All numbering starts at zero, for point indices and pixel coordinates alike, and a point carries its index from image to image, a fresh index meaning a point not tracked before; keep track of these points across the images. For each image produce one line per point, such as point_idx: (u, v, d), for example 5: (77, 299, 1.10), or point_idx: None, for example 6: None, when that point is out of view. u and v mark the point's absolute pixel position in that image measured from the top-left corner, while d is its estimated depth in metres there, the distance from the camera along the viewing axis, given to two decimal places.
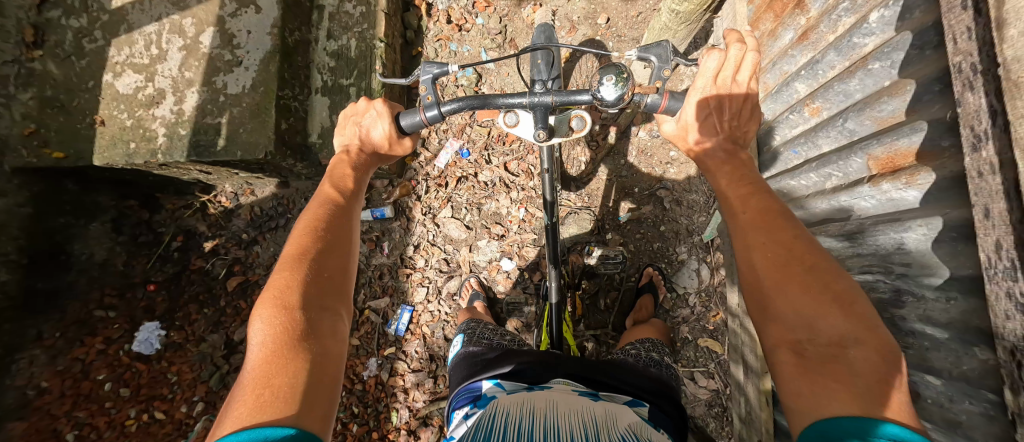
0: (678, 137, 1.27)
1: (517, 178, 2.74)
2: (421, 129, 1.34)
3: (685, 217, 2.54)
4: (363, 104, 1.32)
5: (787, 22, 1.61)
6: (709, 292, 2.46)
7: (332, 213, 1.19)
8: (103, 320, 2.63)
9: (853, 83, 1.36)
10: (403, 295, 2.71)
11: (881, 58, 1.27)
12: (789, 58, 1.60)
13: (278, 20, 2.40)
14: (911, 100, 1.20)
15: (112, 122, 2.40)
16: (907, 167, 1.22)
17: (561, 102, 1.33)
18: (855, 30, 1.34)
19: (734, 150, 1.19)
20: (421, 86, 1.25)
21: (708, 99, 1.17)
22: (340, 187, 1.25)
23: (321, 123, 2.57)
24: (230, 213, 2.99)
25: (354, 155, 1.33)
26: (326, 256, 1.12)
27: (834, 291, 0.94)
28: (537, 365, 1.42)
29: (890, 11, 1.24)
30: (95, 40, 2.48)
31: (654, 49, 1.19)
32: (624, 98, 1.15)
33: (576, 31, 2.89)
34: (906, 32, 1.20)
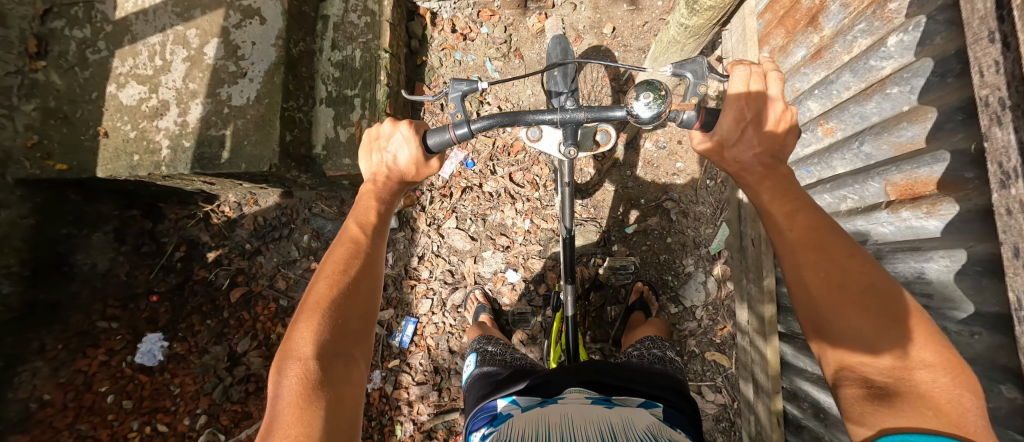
0: (713, 154, 1.21)
1: (522, 188, 2.72)
2: (449, 147, 1.29)
3: (691, 229, 2.52)
4: (388, 127, 1.28)
5: (798, 39, 1.62)
6: (715, 305, 2.43)
7: (351, 253, 1.19)
8: (105, 331, 2.62)
9: (870, 106, 1.37)
10: (408, 307, 2.69)
11: (900, 83, 1.27)
12: (802, 76, 1.62)
13: (282, 30, 2.38)
14: (930, 128, 1.21)
15: (116, 133, 2.39)
16: (927, 197, 1.24)
17: (593, 118, 1.31)
18: (873, 53, 1.34)
19: (774, 165, 1.14)
20: (450, 104, 1.25)
21: (743, 113, 1.12)
22: (363, 223, 1.25)
23: (326, 134, 2.55)
24: (234, 223, 2.97)
25: (383, 184, 1.33)
26: (345, 299, 1.13)
27: (894, 314, 0.93)
28: (551, 380, 1.39)
29: (910, 36, 1.24)
30: (99, 51, 2.46)
31: (688, 65, 1.14)
32: (661, 116, 1.12)
33: (582, 41, 2.86)
34: (926, 59, 1.20)
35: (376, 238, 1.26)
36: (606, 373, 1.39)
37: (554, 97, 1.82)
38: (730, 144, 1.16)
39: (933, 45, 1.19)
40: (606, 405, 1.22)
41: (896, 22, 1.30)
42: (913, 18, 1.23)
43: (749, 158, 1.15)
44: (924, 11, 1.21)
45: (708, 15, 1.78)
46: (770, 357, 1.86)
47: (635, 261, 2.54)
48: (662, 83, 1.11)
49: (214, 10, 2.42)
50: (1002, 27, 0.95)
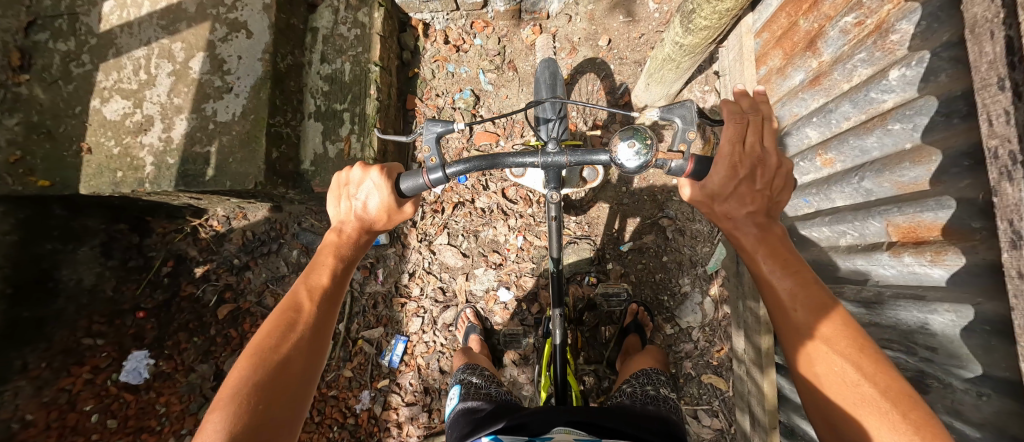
0: (703, 204, 1.24)
1: (515, 204, 2.66)
2: (422, 191, 1.34)
3: (688, 247, 2.46)
4: (358, 173, 1.34)
5: (797, 63, 1.56)
6: (713, 326, 2.37)
7: (287, 325, 1.20)
8: (90, 348, 2.57)
9: (871, 140, 1.32)
10: (398, 325, 2.64)
11: (903, 120, 1.22)
12: (800, 102, 1.57)
13: (269, 45, 2.32)
14: (936, 169, 1.15)
15: (99, 149, 2.34)
16: (932, 243, 1.19)
17: (575, 162, 1.33)
18: (874, 85, 1.29)
19: (768, 226, 1.17)
20: (425, 146, 1.30)
21: (736, 168, 1.15)
22: (311, 289, 1.27)
23: (314, 150, 2.50)
24: (222, 237, 2.92)
25: (346, 236, 1.36)
26: (270, 381, 1.11)
27: (909, 419, 0.89)
28: (538, 420, 1.30)
29: (912, 71, 1.19)
30: (83, 64, 2.42)
31: (677, 110, 1.17)
32: (648, 164, 1.14)
33: (577, 53, 2.80)
34: (930, 97, 1.15)
35: (322, 308, 1.26)
36: (596, 414, 1.31)
37: (543, 124, 1.92)
38: (720, 198, 1.19)
39: (937, 82, 1.14)
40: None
41: (898, 54, 1.25)
42: (917, 52, 1.18)
43: (742, 216, 1.17)
44: (927, 47, 1.15)
45: (703, 34, 1.72)
46: (767, 391, 1.80)
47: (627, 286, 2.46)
48: (647, 131, 1.13)
49: (200, 23, 2.36)
50: (1013, 74, 0.89)
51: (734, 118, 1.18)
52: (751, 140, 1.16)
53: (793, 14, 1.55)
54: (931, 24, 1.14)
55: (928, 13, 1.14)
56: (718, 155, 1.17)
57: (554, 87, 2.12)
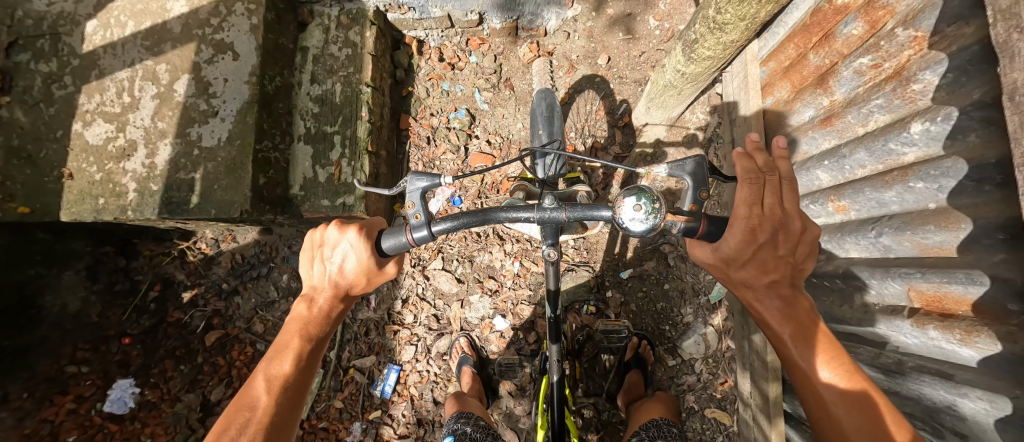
0: (717, 268, 1.18)
1: (511, 229, 2.58)
2: (405, 250, 1.26)
3: (690, 275, 2.37)
4: (334, 234, 1.26)
5: (806, 99, 1.54)
6: (716, 358, 2.28)
7: (240, 427, 1.18)
8: (75, 377, 2.48)
9: (890, 194, 1.29)
10: (391, 353, 2.56)
11: (926, 179, 1.19)
12: (810, 140, 1.54)
13: (256, 67, 2.25)
14: (964, 237, 1.13)
15: (81, 175, 2.26)
16: (962, 320, 1.16)
17: (574, 217, 1.27)
18: (894, 136, 1.25)
19: (790, 296, 1.14)
20: (409, 202, 1.20)
21: (755, 232, 1.08)
22: (270, 380, 1.25)
23: (304, 174, 2.42)
24: (211, 261, 2.85)
25: (316, 309, 1.31)
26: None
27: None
28: None
29: (938, 127, 1.15)
30: (65, 86, 2.34)
31: (686, 167, 1.14)
32: (655, 227, 1.07)
33: (576, 71, 2.72)
34: (960, 160, 1.11)
35: (280, 400, 1.24)
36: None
37: (540, 159, 1.80)
38: (736, 264, 1.13)
39: (967, 141, 1.11)
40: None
41: (918, 104, 1.21)
42: (942, 106, 1.14)
43: (762, 287, 1.13)
44: (954, 103, 1.12)
45: (706, 64, 1.64)
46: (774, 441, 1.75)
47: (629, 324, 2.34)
48: (654, 191, 1.07)
49: (185, 44, 2.28)
50: None
51: (752, 178, 1.11)
52: (770, 201, 1.10)
53: (803, 46, 1.54)
54: (957, 78, 1.11)
55: (954, 66, 1.11)
56: (732, 218, 1.10)
57: (552, 119, 1.99)
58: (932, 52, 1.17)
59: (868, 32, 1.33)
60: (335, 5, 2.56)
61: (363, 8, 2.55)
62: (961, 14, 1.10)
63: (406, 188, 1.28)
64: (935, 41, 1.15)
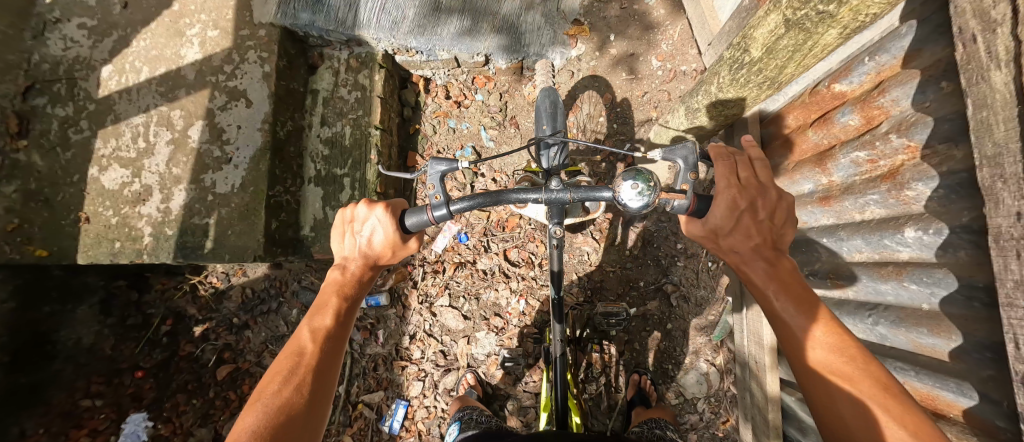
0: (707, 239, 1.27)
1: (516, 267, 2.65)
2: (426, 227, 1.37)
3: (692, 315, 2.43)
4: (364, 210, 1.36)
5: (804, 174, 1.64)
6: (718, 397, 2.35)
7: (290, 370, 1.21)
8: (89, 410, 2.52)
9: (886, 287, 1.43)
10: (398, 388, 2.62)
11: (920, 282, 1.32)
12: (809, 213, 1.66)
13: (269, 114, 2.32)
14: (955, 347, 1.25)
15: (97, 219, 2.29)
16: (954, 424, 1.29)
17: (579, 198, 1.34)
18: (890, 235, 1.37)
19: (775, 260, 1.19)
20: (430, 183, 1.33)
21: (737, 201, 1.19)
22: (315, 331, 1.28)
23: (314, 215, 2.49)
24: (221, 295, 2.89)
25: (350, 273, 1.37)
26: (274, 428, 1.12)
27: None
28: None
29: (931, 237, 1.26)
30: (81, 131, 2.32)
31: (678, 151, 1.24)
32: (650, 204, 1.17)
33: (580, 110, 2.77)
34: (951, 275, 1.23)
35: (326, 350, 1.26)
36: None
37: (543, 150, 1.83)
38: (723, 232, 1.22)
39: (958, 257, 1.21)
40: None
41: (912, 207, 1.32)
42: (934, 220, 1.25)
43: (748, 250, 1.20)
44: (944, 219, 1.23)
45: None
46: None
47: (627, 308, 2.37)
48: (650, 173, 1.16)
49: (200, 90, 2.33)
50: None
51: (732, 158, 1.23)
52: (745, 174, 1.22)
53: (803, 119, 1.67)
54: (947, 194, 1.21)
55: (944, 185, 1.21)
56: (717, 192, 1.22)
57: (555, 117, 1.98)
58: (923, 165, 1.26)
59: (864, 125, 1.43)
60: (345, 48, 2.63)
61: (372, 52, 2.61)
62: (953, 137, 1.19)
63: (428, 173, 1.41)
64: (927, 154, 1.25)
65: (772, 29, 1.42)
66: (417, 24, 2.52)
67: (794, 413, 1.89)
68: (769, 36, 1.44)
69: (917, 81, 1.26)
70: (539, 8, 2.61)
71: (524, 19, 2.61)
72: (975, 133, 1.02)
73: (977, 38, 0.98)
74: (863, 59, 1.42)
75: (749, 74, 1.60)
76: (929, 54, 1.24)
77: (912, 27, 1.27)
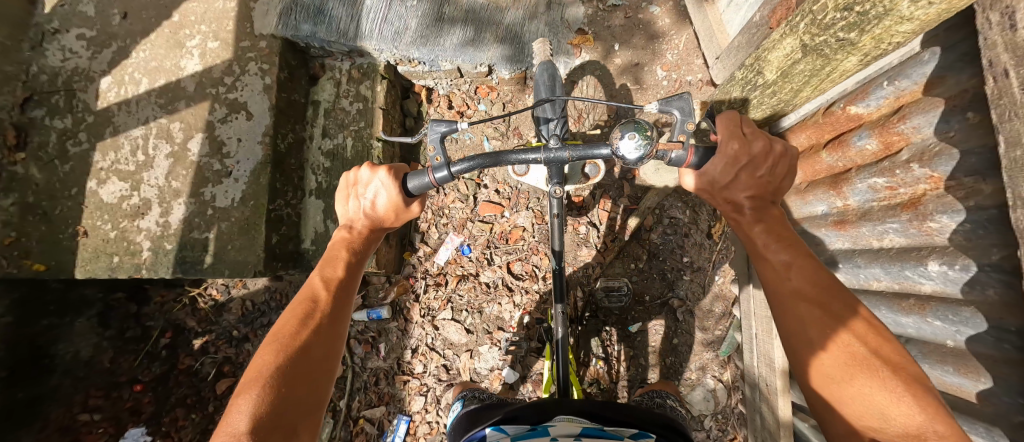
0: (704, 191, 1.30)
1: (520, 280, 2.61)
2: (427, 189, 1.35)
3: (699, 330, 2.41)
4: (367, 173, 1.37)
5: (818, 195, 1.62)
6: (725, 413, 2.34)
7: (305, 316, 1.23)
8: (87, 425, 2.49)
9: (907, 320, 1.40)
10: (400, 403, 2.59)
11: (944, 318, 1.29)
12: (823, 235, 1.64)
13: (270, 127, 2.29)
14: (983, 389, 1.23)
15: (95, 233, 2.25)
16: None
17: (578, 157, 1.33)
18: (912, 267, 1.34)
19: (764, 206, 1.25)
20: (430, 145, 1.27)
21: (738, 156, 1.21)
22: (327, 279, 1.31)
23: (315, 228, 2.46)
24: (221, 307, 2.85)
25: (356, 232, 1.42)
26: (291, 364, 1.15)
27: (900, 377, 0.99)
28: (537, 407, 1.44)
29: (955, 273, 1.23)
30: (80, 143, 2.28)
31: (676, 102, 1.21)
32: (648, 155, 1.15)
33: (584, 119, 2.67)
34: (979, 315, 1.20)
35: (338, 298, 1.30)
36: (592, 404, 1.42)
37: (543, 124, 1.79)
38: (722, 184, 1.24)
39: (986, 296, 1.18)
40: (595, 434, 1.21)
41: (935, 238, 1.29)
42: (960, 255, 1.22)
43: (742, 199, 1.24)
44: (972, 255, 1.19)
45: None
46: None
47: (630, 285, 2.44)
48: (649, 124, 1.15)
49: (200, 102, 2.30)
50: None
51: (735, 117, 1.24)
52: (748, 130, 1.23)
53: (815, 138, 1.65)
54: (974, 228, 1.18)
55: (971, 219, 1.18)
56: (719, 147, 1.22)
57: (555, 91, 1.86)
58: (948, 197, 1.24)
59: (883, 150, 1.41)
60: (346, 58, 2.59)
61: (375, 63, 2.59)
62: (980, 170, 1.16)
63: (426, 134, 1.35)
64: (951, 185, 1.22)
65: (788, 53, 1.50)
66: (420, 35, 2.49)
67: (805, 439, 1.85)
68: (785, 59, 1.53)
69: (941, 110, 1.23)
70: (541, 17, 2.60)
71: (527, 28, 2.60)
72: (1009, 173, 0.96)
73: (1010, 73, 0.94)
74: (881, 83, 1.40)
75: (762, 94, 1.72)
76: (954, 82, 1.21)
77: (935, 54, 1.25)
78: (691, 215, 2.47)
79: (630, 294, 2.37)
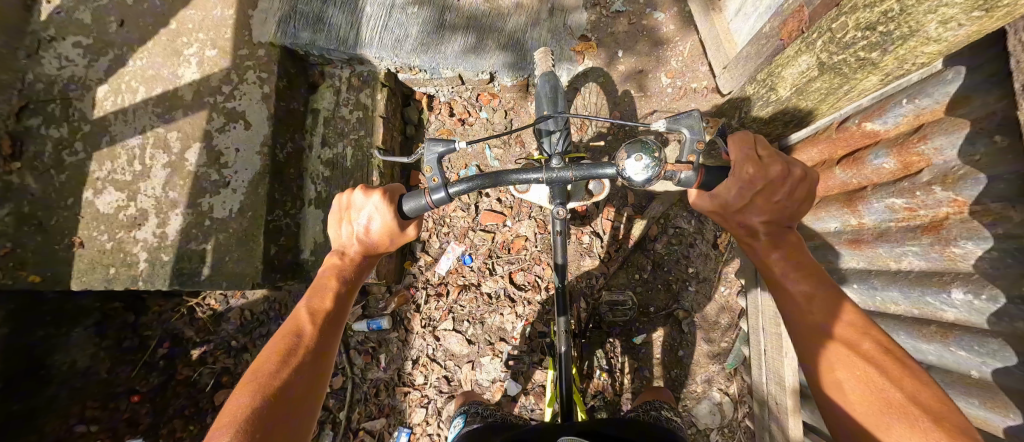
0: (718, 215, 1.25)
1: (522, 290, 2.57)
2: (424, 211, 1.31)
3: (705, 342, 2.37)
4: (360, 198, 1.33)
5: (831, 212, 1.59)
6: (732, 427, 2.30)
7: (288, 351, 1.19)
8: (83, 437, 2.46)
9: (928, 347, 1.36)
10: (401, 415, 2.55)
11: (969, 349, 1.25)
12: (836, 253, 1.61)
13: (269, 137, 2.26)
14: (1012, 424, 1.19)
15: (91, 244, 2.21)
16: None
17: (581, 176, 1.28)
18: (933, 293, 1.31)
19: (781, 233, 1.19)
20: (426, 166, 1.24)
21: (754, 181, 1.14)
22: (313, 312, 1.28)
23: (314, 238, 2.42)
24: (220, 317, 2.81)
25: (348, 259, 1.38)
26: (271, 406, 1.09)
27: (942, 428, 0.91)
28: (540, 435, 1.36)
29: (983, 303, 1.20)
30: (76, 152, 2.24)
31: (684, 120, 1.16)
32: (655, 178, 1.12)
33: (588, 127, 2.63)
34: (1008, 348, 1.16)
35: (323, 332, 1.26)
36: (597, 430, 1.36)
37: (545, 136, 1.76)
38: (738, 209, 1.19)
39: (1015, 328, 1.14)
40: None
41: (959, 265, 1.26)
42: (986, 284, 1.19)
43: (761, 228, 1.19)
44: (1000, 285, 1.16)
45: None
46: None
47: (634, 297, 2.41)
48: (654, 144, 1.11)
49: (198, 111, 2.27)
50: None
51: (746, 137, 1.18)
52: (765, 153, 1.15)
53: (827, 153, 1.60)
54: (1003, 257, 1.14)
55: (1000, 247, 1.15)
56: (733, 166, 1.16)
57: (557, 106, 1.81)
58: (973, 222, 1.20)
59: (901, 169, 1.36)
60: (346, 66, 2.56)
61: (375, 71, 2.56)
62: (1008, 197, 1.12)
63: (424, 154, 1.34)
64: (977, 210, 1.18)
65: (804, 71, 1.49)
66: (420, 43, 2.46)
67: None
68: (800, 77, 1.52)
69: (967, 132, 1.18)
70: (544, 23, 2.59)
71: (528, 35, 2.58)
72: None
73: None
74: (900, 101, 1.35)
75: (774, 110, 1.70)
76: (980, 103, 1.17)
77: (960, 74, 1.21)
78: (696, 225, 2.43)
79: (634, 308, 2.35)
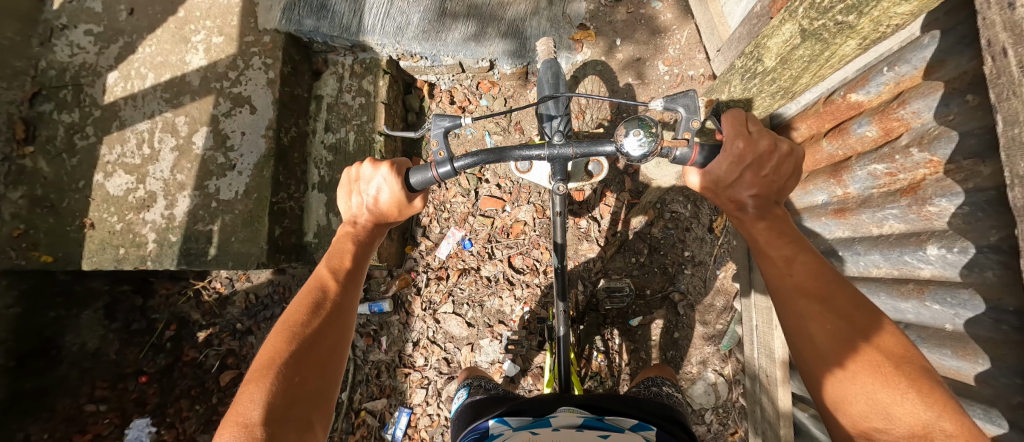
0: (709, 191, 1.27)
1: (521, 274, 2.61)
2: (431, 185, 1.35)
3: (699, 323, 2.42)
4: (369, 170, 1.37)
5: (818, 185, 1.67)
6: (726, 407, 2.37)
7: (314, 305, 1.22)
8: (93, 415, 2.50)
9: (907, 306, 1.42)
10: (401, 396, 2.61)
11: (943, 303, 1.31)
12: (824, 225, 1.67)
13: (273, 120, 2.31)
14: (980, 370, 1.25)
15: (101, 225, 2.27)
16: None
17: (581, 154, 1.31)
18: (911, 252, 1.37)
19: (767, 206, 1.20)
20: (433, 140, 1.29)
21: (742, 156, 1.17)
22: (335, 269, 1.31)
23: (318, 221, 2.49)
24: (225, 301, 2.84)
25: (360, 227, 1.42)
26: (304, 353, 1.14)
27: (904, 374, 0.93)
28: (540, 404, 1.40)
29: (954, 256, 1.26)
30: (87, 137, 2.30)
31: (681, 99, 1.17)
32: (652, 153, 1.12)
33: (586, 115, 2.67)
34: (978, 299, 1.22)
35: (346, 287, 1.30)
36: (599, 399, 1.40)
37: (546, 121, 1.69)
38: (728, 184, 1.21)
39: (985, 277, 1.20)
40: (595, 425, 1.21)
41: (934, 223, 1.32)
42: (958, 238, 1.24)
43: (746, 199, 1.20)
44: (971, 238, 1.21)
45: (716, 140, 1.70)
46: None
47: (631, 284, 2.43)
48: (652, 120, 1.11)
49: (204, 96, 2.33)
50: None
51: (738, 117, 1.21)
52: (755, 129, 1.18)
53: (816, 128, 1.69)
54: (973, 211, 1.20)
55: (970, 201, 1.20)
56: (723, 143, 1.19)
57: (558, 90, 1.80)
58: (947, 180, 1.26)
59: (882, 136, 1.43)
60: (349, 54, 2.62)
61: (377, 58, 2.62)
62: (979, 152, 1.18)
63: (430, 130, 1.37)
64: (951, 169, 1.24)
65: (787, 40, 1.52)
66: (421, 31, 2.51)
67: (807, 429, 1.88)
68: (784, 46, 1.55)
69: (940, 94, 1.24)
70: (544, 12, 2.62)
71: (528, 24, 2.62)
72: (1006, 151, 0.95)
73: (1008, 52, 0.93)
74: (882, 69, 1.41)
75: (761, 82, 1.73)
76: (954, 65, 1.22)
77: (935, 38, 1.26)
78: (691, 209, 2.46)
79: (631, 294, 2.36)
